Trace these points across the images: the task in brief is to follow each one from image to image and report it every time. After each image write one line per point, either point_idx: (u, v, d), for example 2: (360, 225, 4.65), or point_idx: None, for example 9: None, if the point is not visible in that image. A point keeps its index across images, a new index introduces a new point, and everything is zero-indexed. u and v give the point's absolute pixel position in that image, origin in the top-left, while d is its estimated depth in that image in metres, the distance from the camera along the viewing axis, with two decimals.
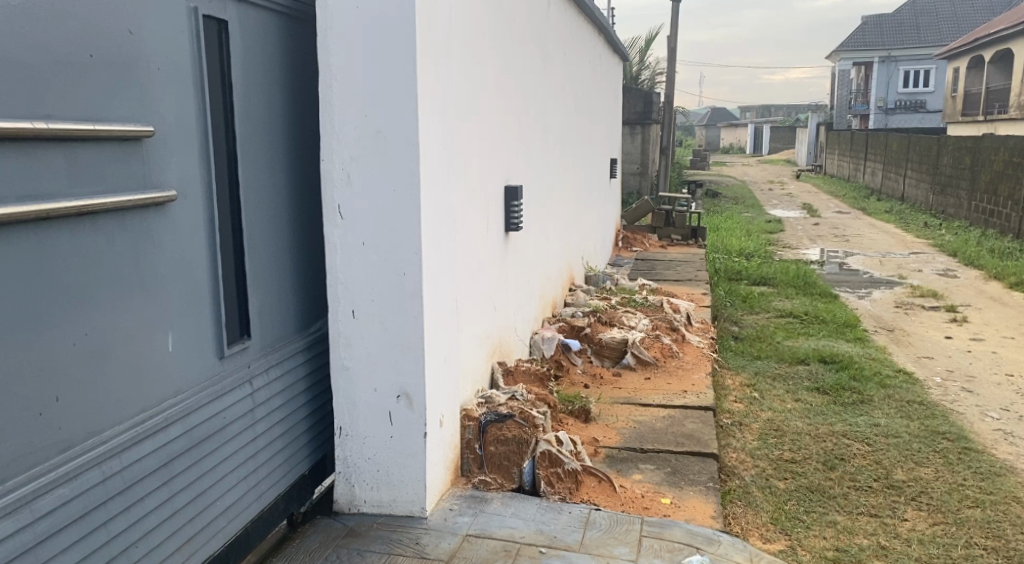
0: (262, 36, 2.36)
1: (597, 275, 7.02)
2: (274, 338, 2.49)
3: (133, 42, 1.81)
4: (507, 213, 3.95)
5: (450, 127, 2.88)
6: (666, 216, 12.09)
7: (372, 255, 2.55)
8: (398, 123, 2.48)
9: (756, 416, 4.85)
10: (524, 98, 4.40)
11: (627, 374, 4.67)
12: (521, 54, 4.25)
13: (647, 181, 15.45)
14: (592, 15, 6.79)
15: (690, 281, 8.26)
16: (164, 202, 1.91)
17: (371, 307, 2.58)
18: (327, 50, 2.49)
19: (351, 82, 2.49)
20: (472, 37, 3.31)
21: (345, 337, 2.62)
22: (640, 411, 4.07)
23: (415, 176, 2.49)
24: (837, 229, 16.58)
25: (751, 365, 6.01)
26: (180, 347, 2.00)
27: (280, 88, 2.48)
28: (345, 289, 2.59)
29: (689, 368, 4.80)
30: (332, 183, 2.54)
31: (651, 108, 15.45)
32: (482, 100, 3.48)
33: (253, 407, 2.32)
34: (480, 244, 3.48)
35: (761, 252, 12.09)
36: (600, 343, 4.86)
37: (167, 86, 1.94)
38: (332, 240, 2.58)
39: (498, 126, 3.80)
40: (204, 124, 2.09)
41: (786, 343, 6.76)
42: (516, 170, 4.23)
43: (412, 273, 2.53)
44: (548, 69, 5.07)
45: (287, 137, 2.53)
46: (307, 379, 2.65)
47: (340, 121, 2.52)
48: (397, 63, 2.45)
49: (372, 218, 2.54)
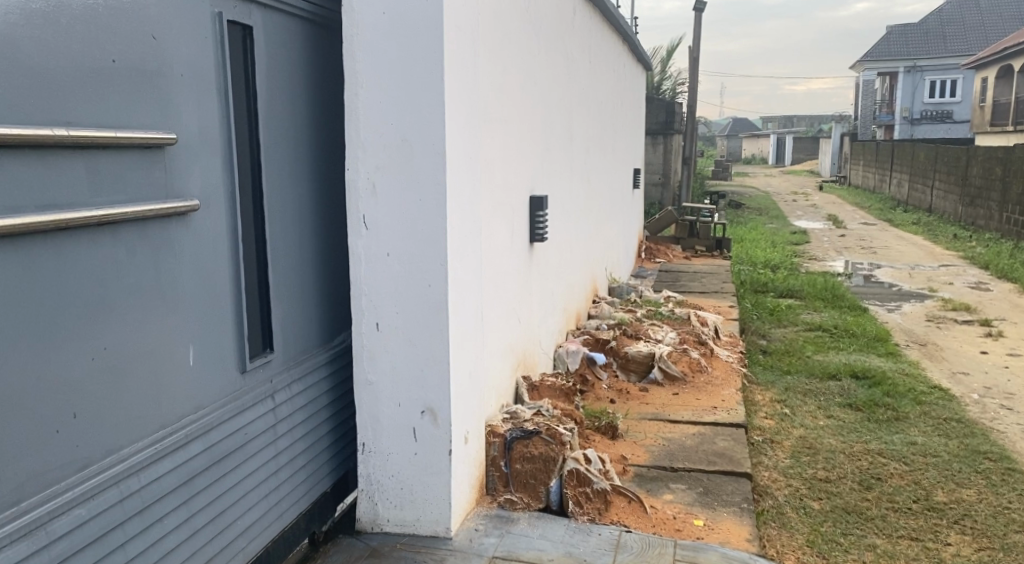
0: (287, 43, 2.31)
1: (621, 286, 6.92)
2: (297, 351, 2.42)
3: (157, 47, 1.77)
4: (533, 224, 3.88)
5: (477, 135, 2.82)
6: (690, 227, 11.94)
7: (396, 267, 2.49)
8: (424, 131, 2.41)
9: (787, 433, 4.71)
10: (550, 106, 4.33)
11: (655, 389, 4.55)
12: (547, 62, 4.17)
13: (669, 192, 15.32)
14: (617, 23, 6.72)
15: (715, 293, 8.11)
16: (187, 212, 1.86)
17: (396, 319, 2.51)
18: (353, 56, 2.43)
19: (377, 89, 2.43)
20: (499, 45, 3.25)
21: (369, 350, 2.54)
22: (668, 428, 3.96)
23: (442, 185, 2.42)
24: (863, 240, 16.30)
25: (781, 380, 5.86)
26: (202, 361, 1.94)
27: (305, 96, 2.43)
28: (369, 300, 2.53)
29: (718, 384, 4.67)
30: (356, 193, 2.48)
31: (674, 118, 15.31)
32: (508, 109, 3.41)
33: (274, 423, 2.24)
34: (505, 255, 3.41)
35: (787, 264, 11.90)
36: (625, 357, 4.75)
37: (191, 93, 1.89)
38: (356, 250, 2.51)
39: (524, 135, 3.73)
40: (228, 132, 2.04)
41: (815, 358, 6.59)
42: (541, 179, 4.15)
43: (438, 284, 2.46)
44: (573, 78, 5.00)
45: (311, 145, 2.47)
46: (330, 394, 2.58)
47: (365, 129, 2.46)
48: (424, 69, 2.39)
49: (398, 229, 2.47)
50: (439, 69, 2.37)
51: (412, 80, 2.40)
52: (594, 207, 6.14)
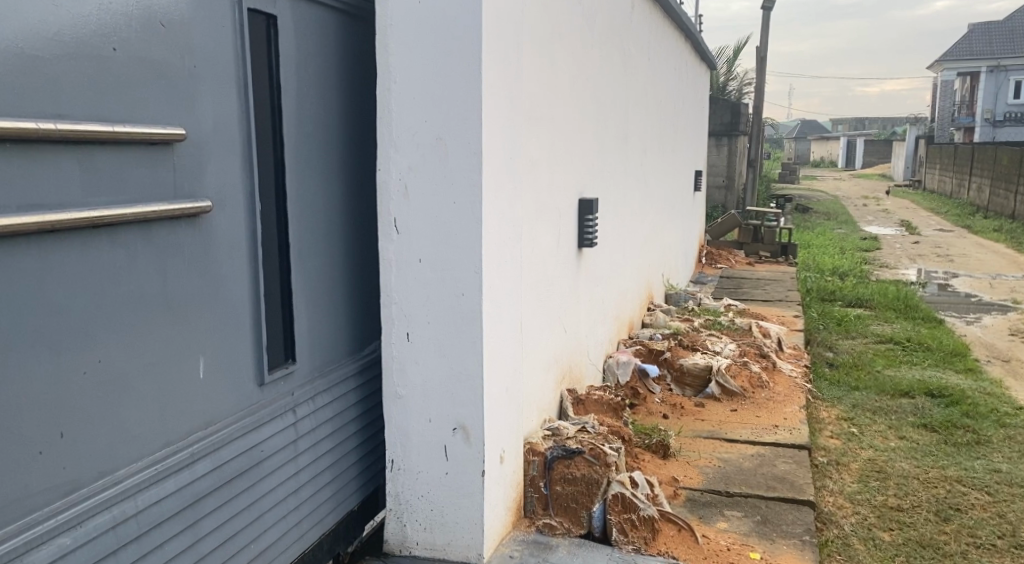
0: (316, 34, 2.19)
1: (678, 293, 6.64)
2: (323, 361, 2.29)
3: (165, 38, 1.65)
4: (582, 228, 3.68)
5: (520, 135, 2.64)
6: (754, 232, 11.50)
7: (428, 274, 2.34)
8: (459, 129, 2.25)
9: (855, 455, 4.36)
10: (603, 105, 4.13)
11: (711, 405, 4.29)
12: (600, 58, 3.97)
13: (732, 195, 14.83)
14: (679, 19, 6.46)
15: (779, 302, 7.72)
16: (197, 213, 1.75)
17: (427, 329, 2.36)
18: (386, 48, 2.28)
19: (410, 85, 2.29)
20: (547, 39, 3.06)
21: (399, 362, 2.40)
22: (725, 448, 3.70)
23: (476, 187, 2.25)
24: (939, 248, 15.42)
25: (848, 396, 5.48)
26: (213, 374, 1.82)
27: (335, 92, 2.30)
28: (400, 308, 2.38)
29: (781, 400, 4.38)
30: (388, 195, 2.34)
31: (739, 120, 14.80)
32: (555, 106, 3.23)
33: (296, 438, 2.11)
34: (550, 262, 3.22)
35: (857, 272, 11.33)
36: (680, 370, 4.50)
37: (205, 86, 1.78)
38: (387, 255, 2.37)
39: (573, 134, 3.54)
40: (248, 128, 1.92)
41: (887, 373, 6.17)
42: (593, 182, 3.96)
43: (471, 293, 2.30)
44: (630, 76, 4.79)
45: (341, 143, 2.34)
46: (358, 407, 2.44)
47: (397, 127, 2.31)
48: (459, 62, 2.22)
49: (430, 233, 2.32)
50: (476, 62, 2.20)
51: (447, 74, 2.24)
52: (650, 211, 5.89)
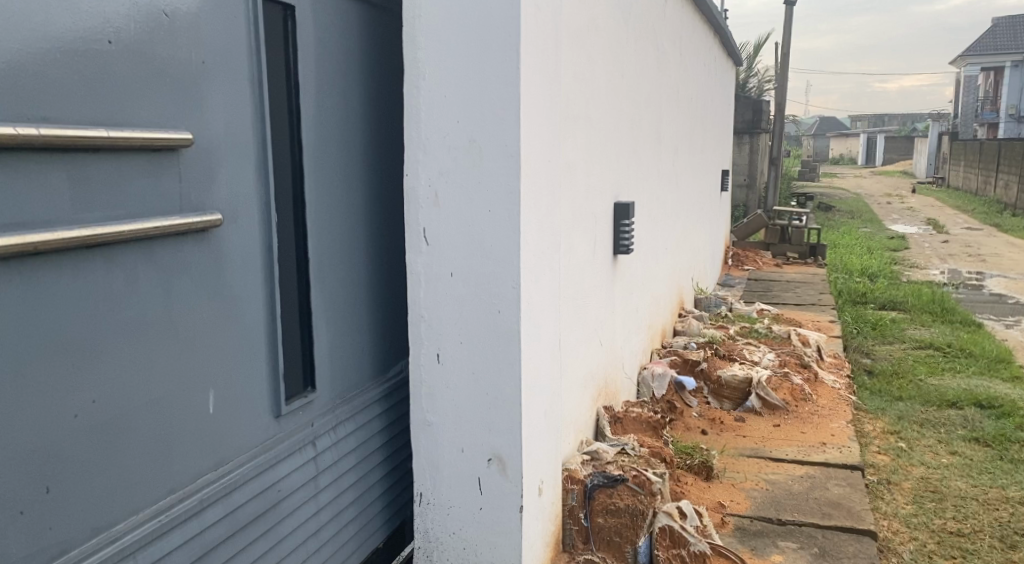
0: (337, 28, 1.99)
1: (709, 298, 6.38)
2: (345, 387, 2.09)
3: (170, 29, 1.45)
4: (617, 234, 3.46)
5: (558, 137, 2.42)
6: (782, 232, 11.18)
7: (461, 289, 2.13)
8: (495, 131, 2.03)
9: (907, 473, 4.09)
10: (638, 103, 3.90)
11: (753, 420, 4.06)
12: (634, 50, 3.73)
13: (755, 194, 14.52)
14: (710, 11, 6.20)
15: (812, 306, 7.43)
16: (205, 227, 1.54)
17: (459, 350, 2.15)
18: (414, 42, 2.07)
19: (440, 82, 2.07)
20: (584, 33, 2.85)
21: (428, 386, 2.19)
22: (771, 469, 3.46)
23: (514, 194, 2.03)
24: (970, 248, 14.98)
25: (892, 407, 5.20)
26: (224, 408, 1.63)
27: (357, 90, 2.09)
28: (429, 327, 2.17)
29: (827, 415, 4.13)
30: (416, 204, 2.14)
31: (761, 116, 14.47)
32: (591, 105, 3.00)
33: (316, 474, 1.91)
34: (586, 272, 3.00)
35: (888, 273, 10.98)
36: (718, 382, 4.25)
37: (216, 85, 1.58)
38: (415, 269, 2.16)
39: (609, 132, 3.32)
40: (263, 130, 1.71)
41: (930, 382, 5.87)
42: (627, 185, 3.73)
43: (509, 310, 2.08)
44: (663, 71, 4.55)
45: (364, 147, 2.14)
46: (384, 435, 2.23)
47: (427, 129, 2.10)
48: (494, 55, 2.00)
49: (463, 246, 2.11)
50: (514, 55, 1.98)
51: (482, 70, 2.02)
52: (681, 213, 5.64)
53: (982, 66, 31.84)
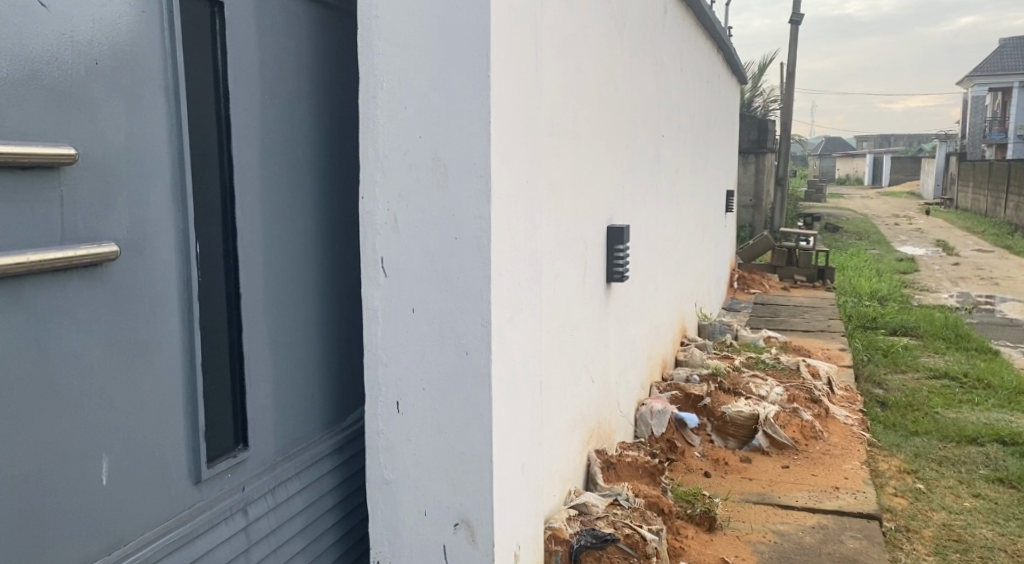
0: (281, 30, 1.74)
1: (713, 325, 6.09)
2: (288, 441, 1.82)
3: (52, 21, 1.20)
4: (610, 261, 3.20)
5: (539, 156, 2.17)
6: (788, 254, 10.89)
7: (424, 327, 1.86)
8: (461, 148, 1.78)
9: (928, 518, 3.77)
10: (634, 119, 3.66)
11: (759, 460, 3.77)
12: (630, 62, 3.49)
13: (761, 216, 14.23)
14: (711, 26, 6.00)
15: (821, 333, 7.12)
16: (97, 262, 1.28)
17: (422, 397, 1.88)
18: (370, 47, 1.83)
19: (399, 92, 1.82)
20: (571, 41, 2.61)
21: (386, 439, 1.92)
22: (780, 517, 3.16)
23: (484, 220, 1.78)
24: (982, 271, 14.64)
25: (908, 443, 4.88)
26: (122, 478, 1.35)
27: (306, 100, 1.84)
28: (388, 370, 1.90)
29: (838, 455, 3.84)
30: (373, 231, 1.88)
31: (766, 135, 14.23)
32: (580, 119, 2.75)
33: (248, 547, 1.63)
34: (574, 304, 2.73)
35: (898, 297, 10.67)
36: (722, 419, 3.96)
37: (115, 90, 1.32)
38: (372, 304, 1.90)
39: (601, 150, 3.07)
40: (179, 145, 1.45)
41: (947, 415, 5.55)
42: (622, 207, 3.47)
43: (477, 352, 1.81)
44: (662, 86, 4.31)
45: (315, 167, 1.89)
46: (336, 494, 1.96)
47: (385, 146, 1.85)
48: (461, 61, 1.76)
49: (427, 278, 1.85)
50: (483, 61, 1.73)
51: (447, 79, 1.78)
52: (683, 236, 5.37)
53: (989, 87, 31.64)
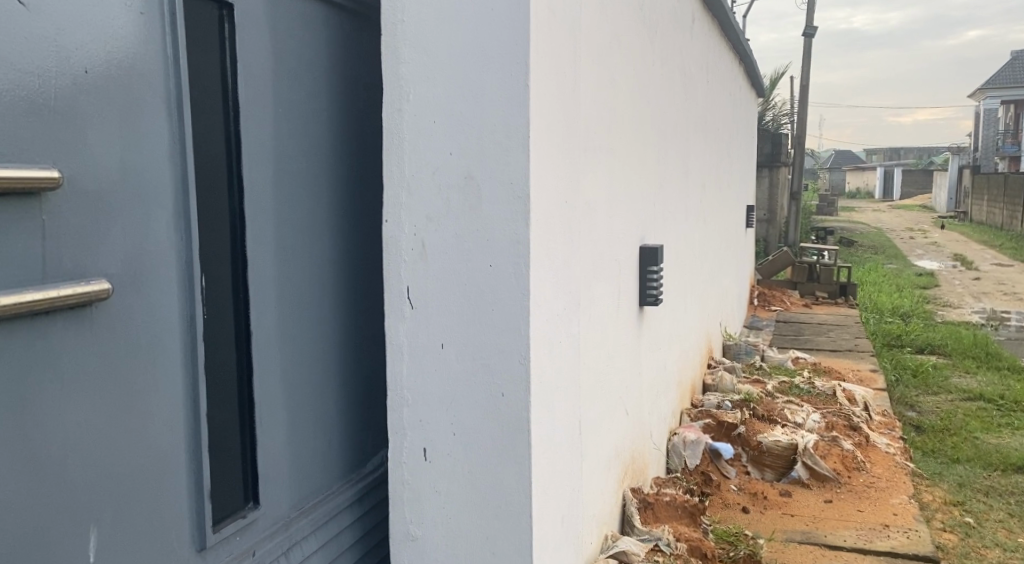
0: (298, 36, 1.57)
1: (738, 345, 5.86)
2: (302, 496, 1.62)
3: (35, 23, 1.02)
4: (643, 284, 3.00)
5: (577, 174, 1.98)
6: (809, 270, 10.64)
7: (454, 365, 1.67)
8: (497, 166, 1.59)
9: (981, 556, 3.52)
10: (664, 133, 3.47)
11: (800, 494, 3.55)
12: (660, 73, 3.31)
13: (776, 231, 13.99)
14: (735, 37, 5.82)
15: (849, 353, 6.88)
16: (84, 303, 1.10)
17: (451, 443, 1.68)
18: (395, 54, 1.65)
19: (428, 103, 1.64)
20: (606, 50, 2.43)
21: (412, 490, 1.72)
22: (829, 559, 2.94)
23: (523, 245, 1.59)
24: (1004, 286, 14.32)
25: (950, 471, 4.63)
26: (111, 553, 1.16)
27: (325, 114, 1.66)
28: (414, 413, 1.71)
29: (884, 488, 3.63)
30: (397, 258, 1.70)
31: (780, 149, 14.01)
32: (614, 133, 2.57)
33: None
34: (609, 332, 2.53)
35: (921, 314, 10.39)
36: (759, 449, 3.74)
37: (107, 102, 1.14)
38: (396, 339, 1.71)
39: (634, 167, 2.88)
40: (181, 165, 1.27)
41: (987, 440, 5.29)
42: (654, 226, 3.28)
43: (515, 394, 1.62)
44: (690, 99, 4.13)
45: (334, 187, 1.70)
46: (356, 551, 1.76)
47: (411, 165, 1.67)
48: (497, 70, 1.58)
49: (458, 311, 1.65)
50: (522, 69, 1.55)
51: (480, 89, 1.59)
52: (708, 253, 5.17)
53: (1003, 99, 31.35)
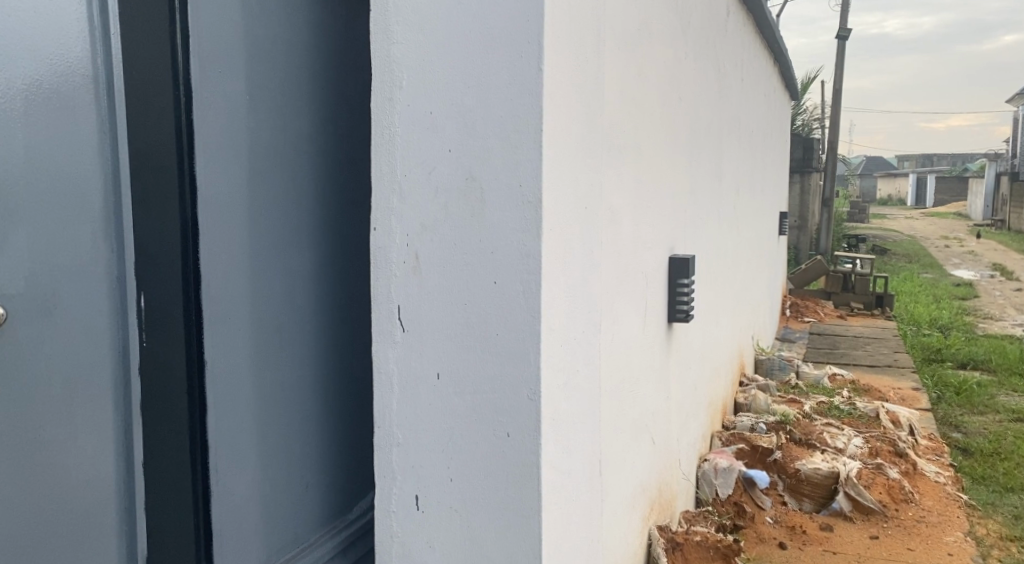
0: (273, 10, 1.34)
1: (771, 360, 5.55)
2: (271, 552, 1.39)
3: None
4: (672, 299, 2.74)
5: (601, 177, 1.73)
6: (844, 280, 10.23)
7: (452, 398, 1.42)
8: (503, 164, 1.35)
9: None
10: (696, 133, 3.20)
11: (842, 527, 3.26)
12: (692, 68, 3.04)
13: (808, 239, 13.55)
14: (769, 35, 5.53)
15: (888, 369, 6.51)
16: None
17: (448, 491, 1.44)
18: (387, 33, 1.42)
19: (423, 92, 1.40)
20: (634, 39, 2.18)
21: (401, 544, 1.48)
22: None
23: (533, 260, 1.34)
24: None
25: (1005, 501, 4.27)
26: None
27: (305, 106, 1.43)
28: (405, 454, 1.46)
29: (935, 525, 3.33)
30: (387, 273, 1.46)
31: (812, 155, 13.58)
32: (642, 131, 2.31)
33: None
34: (633, 353, 2.27)
35: (962, 327, 9.93)
36: (797, 477, 3.45)
37: (12, 85, 0.93)
38: (385, 367, 1.47)
39: (663, 168, 2.62)
40: (112, 167, 1.05)
41: None
42: (684, 235, 3.02)
43: (522, 434, 1.37)
44: (724, 98, 3.86)
45: (316, 190, 1.47)
46: None
47: (404, 164, 1.43)
48: (504, 50, 1.33)
49: (457, 336, 1.41)
50: (535, 50, 1.31)
51: (485, 73, 1.35)
52: (740, 262, 4.85)
53: None
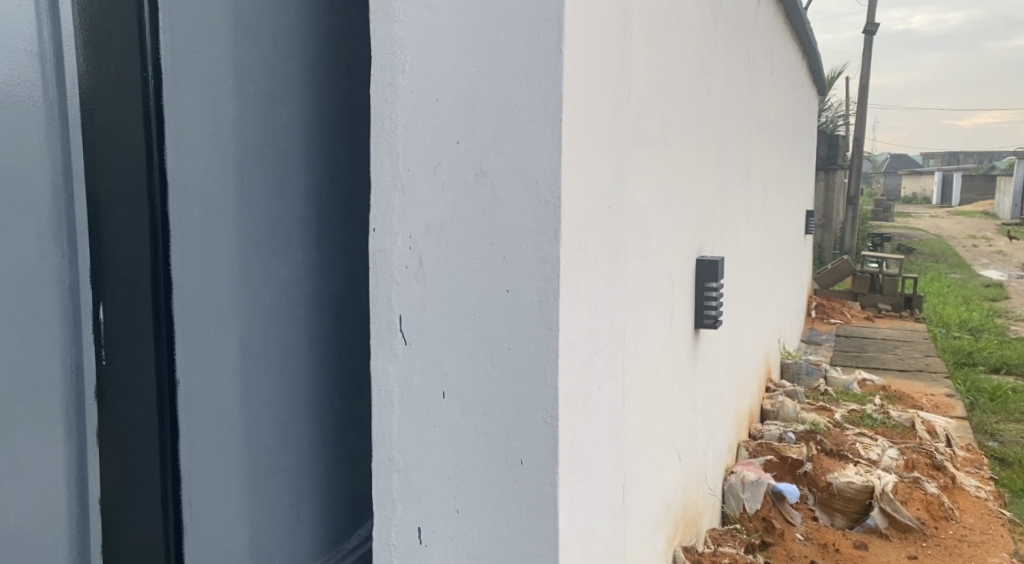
0: None
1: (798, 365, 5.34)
2: None
3: None
4: (699, 304, 2.56)
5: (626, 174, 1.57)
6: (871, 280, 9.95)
7: (458, 420, 1.27)
8: (517, 158, 1.19)
9: None
10: (725, 126, 3.01)
11: (878, 545, 3.07)
12: (722, 57, 2.85)
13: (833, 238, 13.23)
14: (799, 26, 5.30)
15: (920, 374, 6.26)
16: None
17: (453, 525, 1.28)
18: (389, 11, 1.27)
19: (427, 75, 1.25)
20: (662, 22, 2.01)
21: None
22: None
23: (551, 267, 1.18)
24: None
25: None
26: None
27: (298, 92, 1.28)
28: (406, 481, 1.32)
29: (978, 544, 3.14)
30: (388, 279, 1.31)
31: (838, 152, 13.26)
32: (669, 123, 2.14)
33: None
34: (658, 363, 2.11)
35: (995, 330, 9.62)
36: (829, 491, 3.26)
37: None
38: (385, 384, 1.32)
39: (690, 163, 2.44)
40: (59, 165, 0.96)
41: None
42: (712, 235, 2.83)
43: (536, 462, 1.21)
44: (753, 90, 3.66)
45: (309, 187, 1.32)
46: None
47: (406, 157, 1.28)
48: (520, 27, 1.18)
49: (465, 351, 1.26)
50: (554, 28, 1.15)
51: (498, 54, 1.20)
52: (768, 262, 4.65)
53: None
